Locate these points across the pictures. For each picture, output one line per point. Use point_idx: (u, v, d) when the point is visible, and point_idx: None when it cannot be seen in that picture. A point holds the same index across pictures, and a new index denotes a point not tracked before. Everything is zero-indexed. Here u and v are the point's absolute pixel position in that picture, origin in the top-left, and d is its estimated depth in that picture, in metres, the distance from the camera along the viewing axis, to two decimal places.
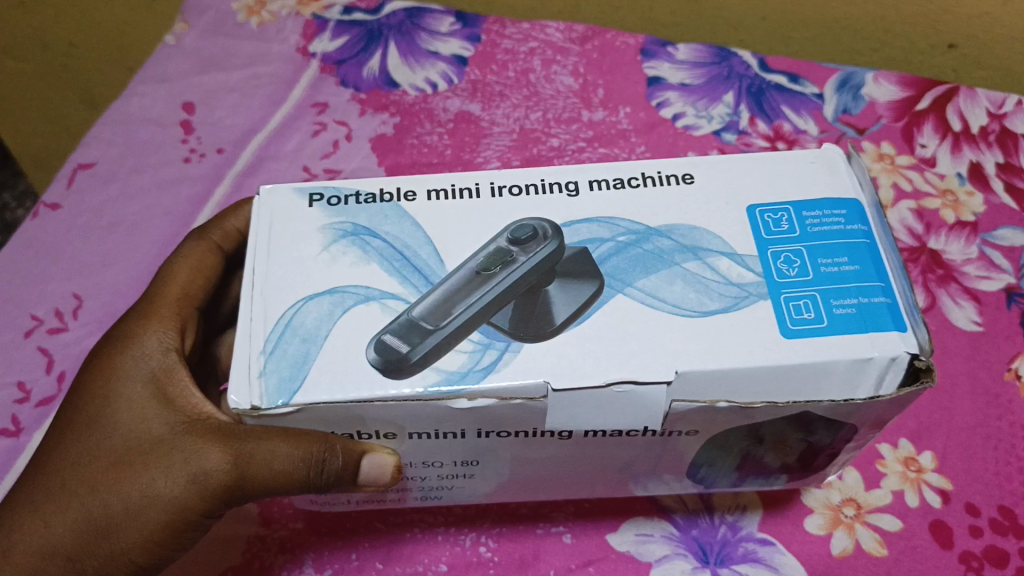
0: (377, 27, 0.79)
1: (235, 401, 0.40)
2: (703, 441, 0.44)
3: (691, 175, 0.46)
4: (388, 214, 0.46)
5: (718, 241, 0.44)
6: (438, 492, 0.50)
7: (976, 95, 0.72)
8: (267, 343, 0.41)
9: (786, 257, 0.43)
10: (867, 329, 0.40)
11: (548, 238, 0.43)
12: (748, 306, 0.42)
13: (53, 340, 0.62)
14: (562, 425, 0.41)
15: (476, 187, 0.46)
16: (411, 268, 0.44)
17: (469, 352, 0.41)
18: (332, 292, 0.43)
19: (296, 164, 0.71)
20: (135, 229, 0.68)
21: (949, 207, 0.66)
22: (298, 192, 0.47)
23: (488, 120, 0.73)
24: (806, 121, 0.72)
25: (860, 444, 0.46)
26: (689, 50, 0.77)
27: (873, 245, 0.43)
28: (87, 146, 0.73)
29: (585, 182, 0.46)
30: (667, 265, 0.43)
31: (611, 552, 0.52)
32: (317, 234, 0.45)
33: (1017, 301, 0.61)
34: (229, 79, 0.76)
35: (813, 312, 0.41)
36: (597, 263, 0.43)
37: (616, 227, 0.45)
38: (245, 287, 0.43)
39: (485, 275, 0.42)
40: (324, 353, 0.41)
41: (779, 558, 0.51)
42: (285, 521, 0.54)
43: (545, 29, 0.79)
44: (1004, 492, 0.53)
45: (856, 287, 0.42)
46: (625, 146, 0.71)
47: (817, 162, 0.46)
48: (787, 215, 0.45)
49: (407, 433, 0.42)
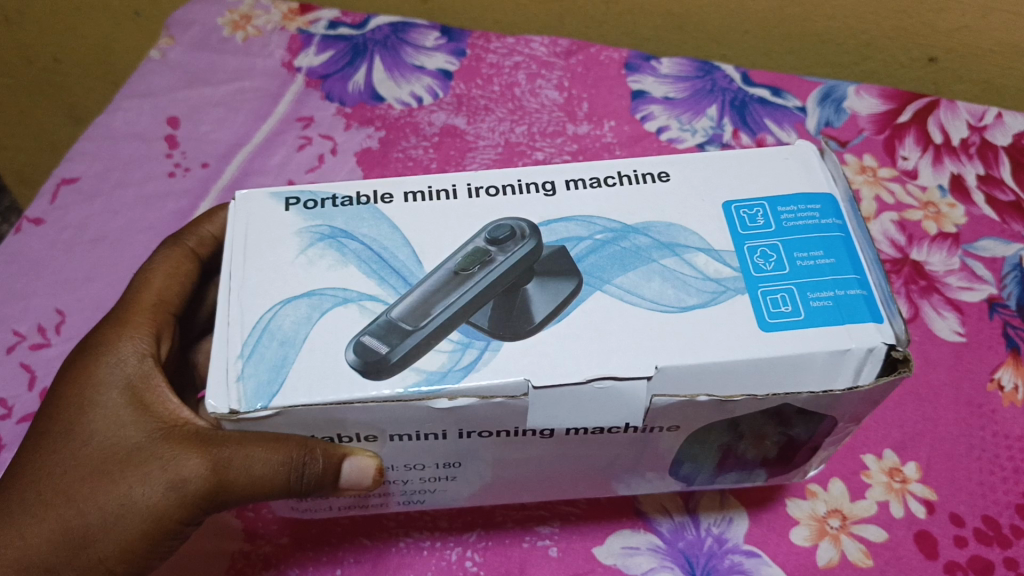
0: (363, 42, 0.79)
1: (214, 405, 0.39)
2: (683, 437, 0.44)
3: (666, 173, 0.47)
4: (364, 216, 0.46)
5: (695, 237, 0.44)
6: (420, 496, 0.50)
7: (956, 108, 0.73)
8: (244, 347, 0.41)
9: (762, 252, 0.44)
10: (844, 321, 0.41)
11: (526, 237, 0.44)
12: (726, 300, 0.42)
13: (36, 356, 0.61)
14: (544, 424, 0.41)
15: (454, 188, 0.47)
16: (389, 270, 0.44)
17: (448, 351, 0.40)
18: (309, 295, 0.43)
19: (282, 178, 0.70)
20: (119, 243, 0.68)
21: (931, 218, 0.66)
22: (275, 197, 0.46)
23: (473, 134, 0.73)
24: (789, 134, 0.72)
25: (838, 437, 0.46)
26: (672, 64, 0.77)
27: (848, 239, 0.43)
28: (72, 161, 0.72)
29: (563, 182, 0.47)
30: (645, 262, 0.44)
31: (598, 565, 0.52)
32: (294, 238, 0.45)
33: (999, 313, 0.61)
34: (214, 93, 0.76)
35: (790, 306, 0.41)
36: (574, 261, 0.44)
37: (593, 225, 0.45)
38: (222, 291, 0.43)
39: (463, 275, 0.43)
40: (304, 355, 0.41)
41: (766, 570, 0.51)
42: (270, 537, 0.54)
43: (530, 43, 0.79)
44: (988, 502, 0.53)
45: (832, 279, 0.42)
46: (609, 158, 0.71)
47: (791, 158, 0.47)
48: (762, 211, 0.45)
49: (388, 435, 0.42)
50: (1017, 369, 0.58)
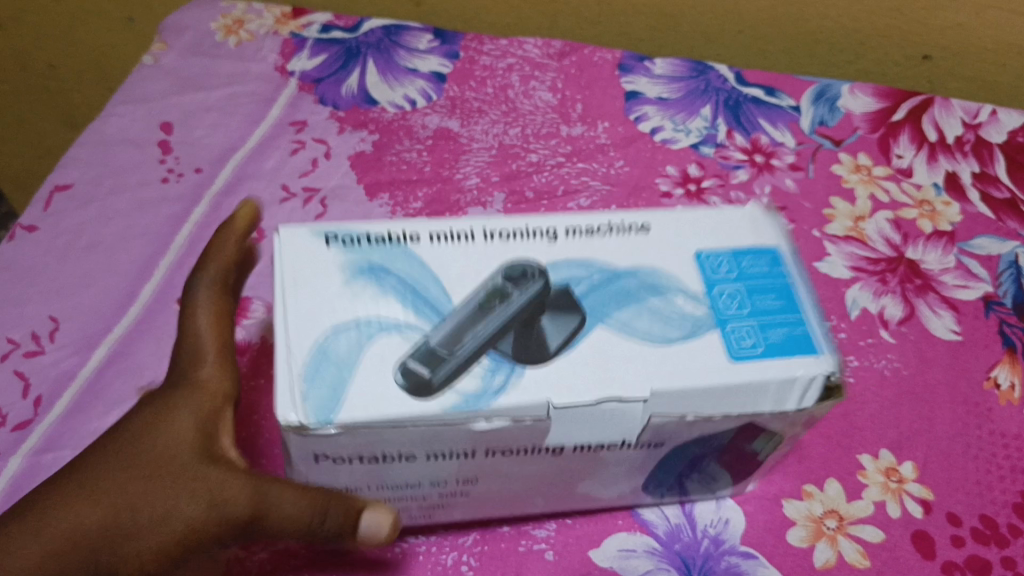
0: (355, 45, 0.80)
1: (285, 419, 0.38)
2: (649, 456, 0.46)
3: (646, 225, 0.47)
4: (398, 257, 0.44)
5: (669, 276, 0.45)
6: (431, 509, 0.49)
7: (950, 106, 0.73)
8: (305, 367, 0.40)
9: (727, 295, 0.44)
10: (791, 354, 0.42)
11: (537, 277, 0.43)
12: (704, 335, 0.42)
13: (30, 364, 0.60)
14: (557, 440, 0.42)
15: (472, 231, 0.45)
16: (423, 301, 0.42)
17: (480, 375, 0.40)
18: (359, 322, 0.41)
19: (275, 182, 0.70)
20: (112, 250, 0.67)
21: (926, 217, 0.66)
22: (313, 232, 0.44)
23: (467, 137, 0.73)
24: (784, 133, 0.72)
25: (793, 444, 0.49)
26: (665, 65, 0.77)
27: (791, 284, 0.45)
28: (65, 167, 0.72)
29: (562, 228, 0.46)
30: (635, 300, 0.43)
31: (594, 569, 0.51)
32: (332, 272, 0.43)
33: (994, 311, 0.61)
34: (207, 98, 0.77)
35: (750, 341, 0.42)
36: (578, 299, 0.43)
37: (592, 266, 0.45)
38: (278, 327, 0.41)
39: (486, 308, 0.42)
40: (359, 380, 0.39)
41: (763, 572, 0.51)
42: (260, 547, 0.52)
43: (522, 46, 0.80)
44: (985, 502, 0.53)
45: (782, 317, 0.43)
46: (604, 159, 0.71)
47: (745, 219, 0.48)
48: (725, 261, 0.46)
49: (425, 454, 0.42)
50: (1013, 367, 0.58)
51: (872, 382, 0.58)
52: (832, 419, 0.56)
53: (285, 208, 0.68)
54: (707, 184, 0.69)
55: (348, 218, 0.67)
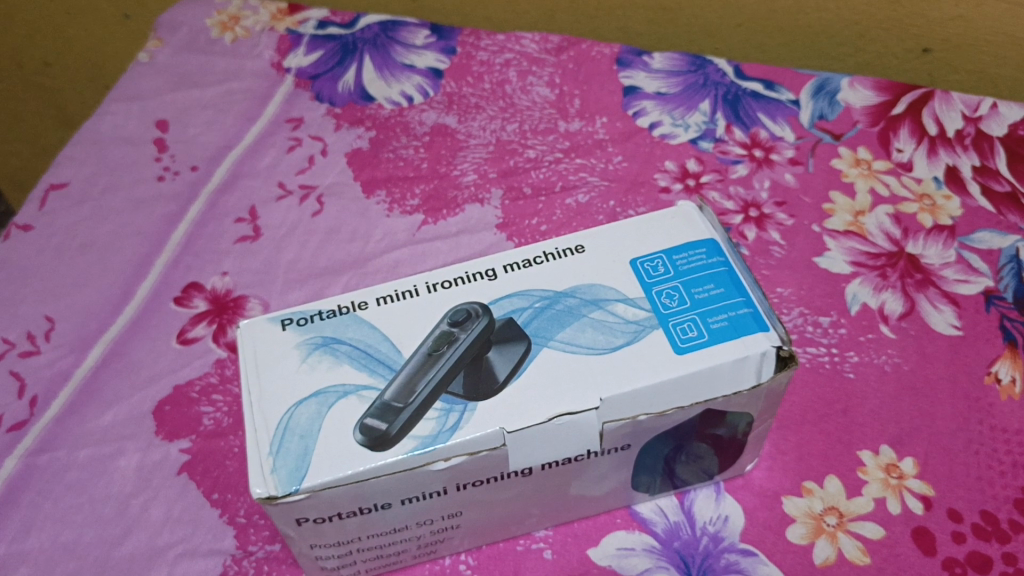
0: (352, 41, 0.79)
1: (258, 492, 0.42)
2: (628, 458, 0.48)
3: (581, 246, 0.51)
4: (349, 323, 0.48)
5: (613, 290, 0.49)
6: (434, 546, 0.50)
7: (950, 99, 0.72)
8: (272, 443, 0.43)
9: (668, 293, 0.48)
10: (739, 335, 0.46)
11: (480, 315, 0.47)
12: (647, 336, 0.46)
13: (26, 364, 0.60)
14: (523, 463, 0.45)
15: (415, 288, 0.50)
16: (376, 361, 0.46)
17: (434, 418, 0.44)
18: (317, 394, 0.45)
19: (272, 180, 0.70)
20: (108, 248, 0.67)
21: (927, 211, 0.66)
22: (271, 319, 0.49)
23: (464, 133, 0.72)
24: (783, 127, 0.72)
25: (761, 426, 0.50)
26: (664, 59, 0.77)
27: (732, 271, 0.49)
28: (60, 167, 0.72)
29: (501, 267, 0.50)
30: (577, 318, 0.47)
31: (593, 567, 0.51)
32: (294, 351, 0.47)
33: (996, 305, 0.61)
34: (203, 96, 0.76)
35: (696, 331, 0.46)
36: (522, 327, 0.47)
37: (531, 296, 0.49)
38: (244, 407, 0.45)
39: (435, 355, 0.46)
40: (323, 443, 0.43)
41: (762, 569, 0.50)
42: (261, 543, 0.52)
43: (520, 41, 0.79)
44: (987, 497, 0.52)
45: (723, 305, 0.47)
46: (602, 155, 0.70)
47: (676, 218, 0.52)
48: (661, 261, 0.49)
49: (400, 499, 0.45)
50: (1015, 361, 0.58)
51: (872, 378, 0.58)
52: (830, 416, 0.56)
53: (281, 205, 0.68)
54: (705, 179, 0.69)
55: (345, 216, 0.67)
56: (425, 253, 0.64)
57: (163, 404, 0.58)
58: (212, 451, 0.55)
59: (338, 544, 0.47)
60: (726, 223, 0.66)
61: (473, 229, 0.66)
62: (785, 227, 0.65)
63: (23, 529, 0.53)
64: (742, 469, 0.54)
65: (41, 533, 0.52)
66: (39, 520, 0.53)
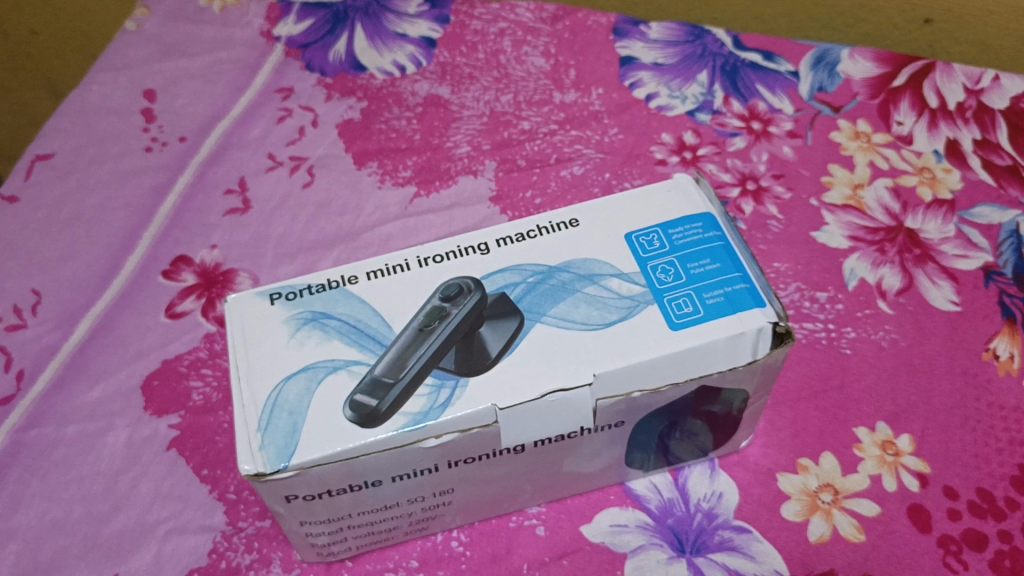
0: (343, 9, 0.78)
1: (245, 469, 0.41)
2: (622, 435, 0.48)
3: (575, 220, 0.50)
4: (339, 298, 0.47)
5: (608, 265, 0.48)
6: (424, 522, 0.50)
7: (951, 71, 0.71)
8: (260, 419, 0.43)
9: (663, 268, 0.47)
10: (735, 311, 0.45)
11: (473, 290, 0.46)
12: (641, 311, 0.45)
13: (12, 338, 0.59)
14: (515, 440, 0.44)
15: (406, 262, 0.49)
16: (366, 337, 0.46)
17: (425, 394, 0.43)
18: (306, 369, 0.44)
19: (261, 152, 0.69)
20: (95, 221, 0.65)
21: (926, 184, 0.65)
22: (259, 294, 0.48)
23: (457, 104, 0.71)
24: (781, 99, 0.71)
25: (756, 403, 0.50)
26: (662, 29, 0.76)
27: (728, 246, 0.48)
28: (46, 137, 0.70)
29: (493, 241, 0.49)
30: (570, 292, 0.47)
31: (586, 544, 0.51)
32: (283, 326, 0.46)
33: (995, 281, 0.60)
34: (191, 65, 0.75)
35: (691, 307, 0.45)
36: (514, 303, 0.46)
37: (524, 271, 0.48)
38: (232, 382, 0.44)
39: (426, 330, 0.45)
40: (312, 419, 0.43)
41: (756, 546, 0.50)
42: (252, 520, 0.51)
43: (514, 9, 0.77)
44: (983, 474, 0.52)
45: (719, 280, 0.46)
46: (599, 128, 0.69)
47: (672, 190, 0.51)
48: (657, 236, 0.49)
49: (391, 477, 0.44)
50: (1013, 337, 0.57)
51: (869, 354, 0.57)
52: (827, 392, 0.55)
53: (271, 177, 0.67)
54: (702, 152, 0.68)
55: (336, 187, 0.66)
56: (417, 226, 0.64)
57: (152, 379, 0.57)
58: (201, 427, 0.55)
59: (328, 522, 0.46)
60: (723, 197, 0.65)
61: (466, 202, 0.65)
62: (782, 201, 0.65)
63: (11, 504, 0.52)
64: (736, 446, 0.53)
65: (28, 509, 0.52)
66: (28, 496, 0.52)
